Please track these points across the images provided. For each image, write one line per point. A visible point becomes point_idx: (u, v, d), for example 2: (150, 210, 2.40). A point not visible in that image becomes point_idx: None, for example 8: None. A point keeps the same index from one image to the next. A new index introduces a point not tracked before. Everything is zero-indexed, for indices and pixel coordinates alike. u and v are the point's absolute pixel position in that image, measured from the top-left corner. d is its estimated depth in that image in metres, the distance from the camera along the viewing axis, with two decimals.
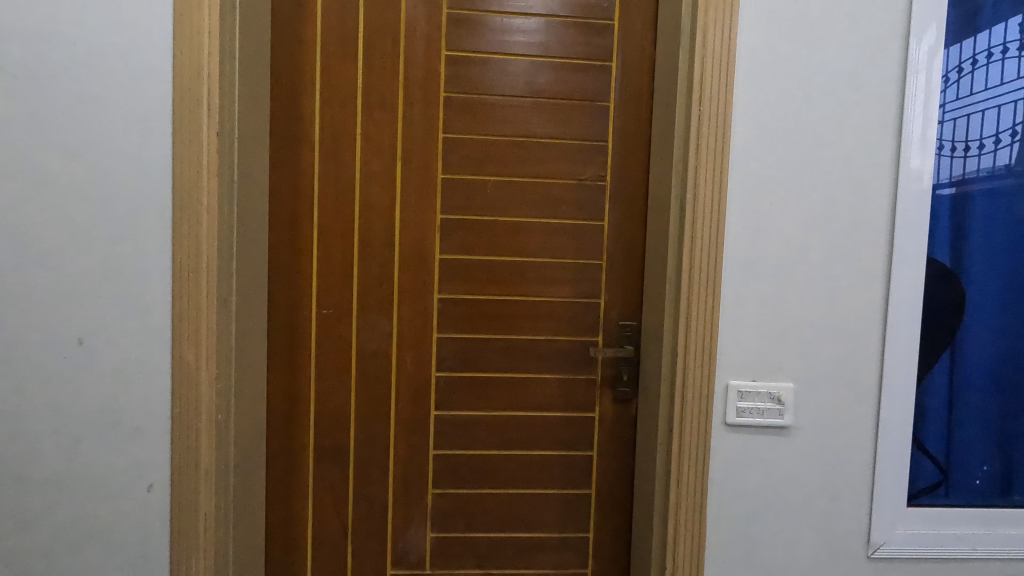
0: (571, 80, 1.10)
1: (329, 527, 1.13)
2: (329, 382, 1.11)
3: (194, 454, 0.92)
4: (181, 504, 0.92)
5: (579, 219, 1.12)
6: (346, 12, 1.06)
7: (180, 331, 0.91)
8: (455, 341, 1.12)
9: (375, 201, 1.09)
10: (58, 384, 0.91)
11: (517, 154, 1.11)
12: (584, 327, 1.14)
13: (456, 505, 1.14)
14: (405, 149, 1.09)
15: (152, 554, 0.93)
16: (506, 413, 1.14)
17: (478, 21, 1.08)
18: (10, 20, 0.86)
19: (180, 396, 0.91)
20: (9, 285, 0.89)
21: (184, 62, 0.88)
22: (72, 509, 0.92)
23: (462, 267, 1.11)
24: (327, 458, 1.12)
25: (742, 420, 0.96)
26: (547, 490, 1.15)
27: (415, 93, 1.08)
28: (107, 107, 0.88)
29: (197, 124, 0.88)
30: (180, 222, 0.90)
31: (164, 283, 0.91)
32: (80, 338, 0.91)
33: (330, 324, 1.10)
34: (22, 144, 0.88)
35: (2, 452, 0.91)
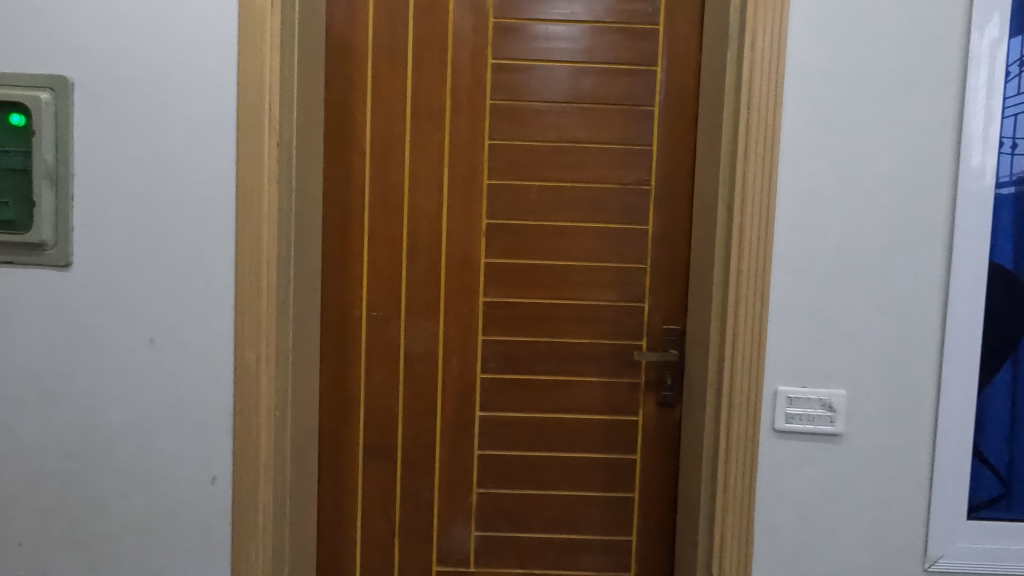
0: (615, 85, 1.11)
1: (377, 523, 1.16)
2: (377, 382, 1.14)
3: (254, 448, 0.97)
4: (242, 496, 0.97)
5: (622, 223, 1.13)
6: (396, 24, 1.10)
7: (242, 332, 0.95)
8: (500, 343, 1.14)
9: (422, 207, 1.12)
10: (131, 381, 0.97)
11: (560, 160, 1.12)
12: (628, 330, 1.14)
13: (500, 505, 1.16)
14: (452, 156, 1.11)
15: (215, 544, 0.99)
16: (549, 415, 1.15)
17: (523, 29, 1.10)
18: (91, 40, 0.93)
19: (241, 393, 0.96)
20: (87, 287, 0.96)
21: (246, 76, 0.93)
22: (142, 499, 0.98)
23: (506, 271, 1.13)
24: (375, 456, 1.15)
25: (791, 426, 0.94)
26: (589, 492, 1.16)
27: (461, 101, 1.11)
28: (176, 119, 0.94)
29: (258, 135, 0.93)
30: (243, 229, 0.94)
31: (228, 286, 0.96)
32: (151, 338, 0.97)
33: (379, 325, 1.14)
34: (99, 156, 0.94)
35: (82, 441, 0.98)
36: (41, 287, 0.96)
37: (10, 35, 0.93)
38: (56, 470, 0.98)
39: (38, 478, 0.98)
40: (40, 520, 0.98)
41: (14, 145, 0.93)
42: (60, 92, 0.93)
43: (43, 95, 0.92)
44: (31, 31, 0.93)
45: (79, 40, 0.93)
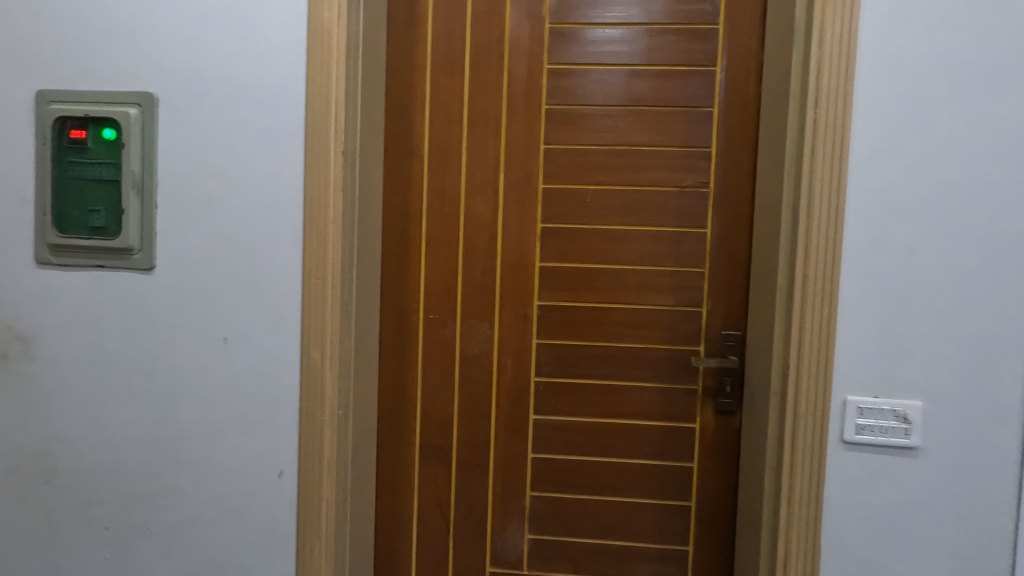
0: (673, 86, 1.10)
1: (433, 522, 1.18)
2: (433, 383, 1.17)
3: (319, 445, 1.00)
4: (307, 491, 1.01)
5: (679, 226, 1.11)
6: (454, 33, 1.12)
7: (308, 332, 1.00)
8: (554, 347, 1.14)
9: (478, 212, 1.14)
10: (206, 378, 1.03)
11: (615, 163, 1.11)
12: (685, 335, 1.12)
13: (554, 509, 1.16)
14: (508, 161, 1.13)
15: (282, 536, 1.03)
16: (604, 420, 1.14)
17: (579, 34, 1.11)
18: (174, 58, 0.99)
19: (307, 391, 1.00)
20: (169, 288, 1.02)
21: (314, 87, 0.97)
22: (215, 491, 1.04)
23: (561, 275, 1.13)
24: (431, 456, 1.17)
25: (861, 438, 0.90)
26: (645, 499, 1.14)
27: (517, 107, 1.12)
28: (250, 130, 0.99)
29: (325, 144, 0.97)
30: (310, 234, 0.98)
31: (295, 289, 1.00)
32: (224, 337, 1.02)
33: (435, 328, 1.16)
34: (180, 166, 1.01)
35: (162, 433, 1.04)
36: (127, 289, 1.03)
37: (103, 55, 1.01)
38: (138, 460, 1.05)
39: (122, 467, 1.05)
40: (124, 507, 1.05)
41: (106, 158, 1.01)
42: (146, 108, 1.00)
43: (131, 110, 1.00)
44: (122, 51, 1.00)
45: (163, 59, 1.00)
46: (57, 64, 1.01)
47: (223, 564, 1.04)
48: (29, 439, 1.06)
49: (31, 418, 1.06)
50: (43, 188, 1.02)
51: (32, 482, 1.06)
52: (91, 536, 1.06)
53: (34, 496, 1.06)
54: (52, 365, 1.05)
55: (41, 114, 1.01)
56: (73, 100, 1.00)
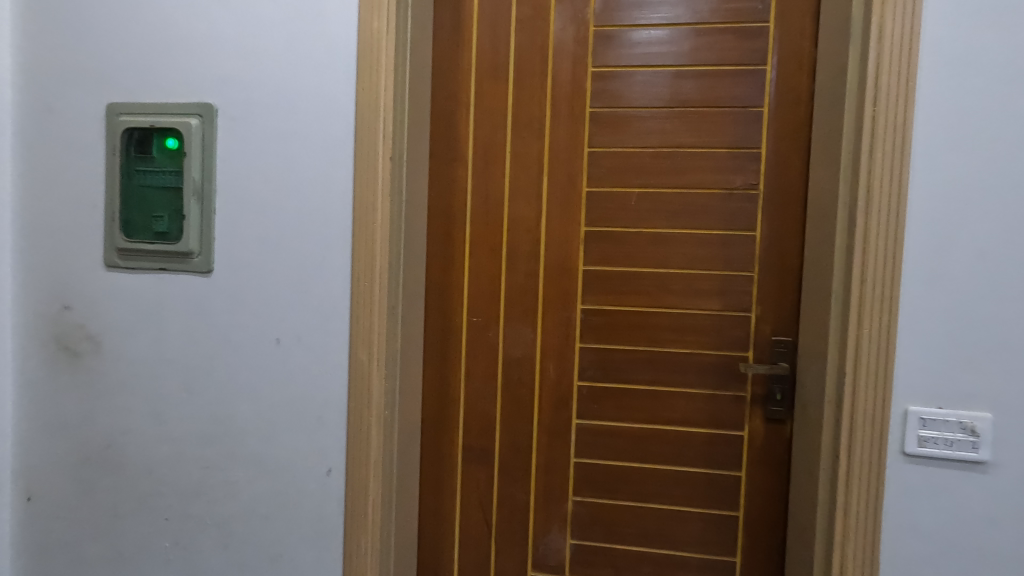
0: (721, 86, 1.08)
1: (475, 524, 1.19)
2: (476, 385, 1.17)
3: (366, 444, 1.03)
4: (354, 489, 1.03)
5: (727, 229, 1.09)
6: (498, 39, 1.13)
7: (357, 334, 1.02)
8: (598, 351, 1.13)
9: (522, 216, 1.14)
10: (259, 377, 1.06)
11: (661, 166, 1.10)
12: (733, 341, 1.10)
13: (597, 514, 1.15)
14: (552, 164, 1.13)
15: (329, 532, 1.06)
16: (648, 426, 1.13)
17: (623, 36, 1.10)
18: (233, 70, 1.04)
19: (355, 392, 1.02)
20: (225, 291, 1.07)
21: (363, 96, 1.00)
22: (267, 486, 1.07)
23: (604, 279, 1.13)
24: (473, 458, 1.18)
25: (924, 450, 0.86)
26: (690, 508, 1.12)
27: (561, 110, 1.12)
28: (302, 138, 1.03)
29: (373, 151, 1.00)
30: (359, 238, 1.01)
31: (344, 292, 1.03)
32: (277, 338, 1.05)
33: (479, 330, 1.17)
34: (237, 173, 1.05)
35: (218, 430, 1.08)
36: (188, 291, 1.08)
37: (168, 69, 1.06)
38: (196, 455, 1.09)
39: (181, 461, 1.10)
40: (182, 499, 1.10)
41: (170, 166, 1.06)
42: (206, 117, 1.04)
43: (193, 120, 1.04)
44: (185, 65, 1.05)
45: (223, 72, 1.04)
46: (126, 78, 1.07)
47: (274, 557, 1.08)
48: (97, 432, 1.12)
49: (100, 412, 1.12)
50: (112, 195, 1.08)
51: (100, 473, 1.12)
52: (152, 526, 1.11)
53: (101, 486, 1.12)
54: (119, 363, 1.11)
55: (111, 125, 1.07)
56: (140, 112, 1.06)
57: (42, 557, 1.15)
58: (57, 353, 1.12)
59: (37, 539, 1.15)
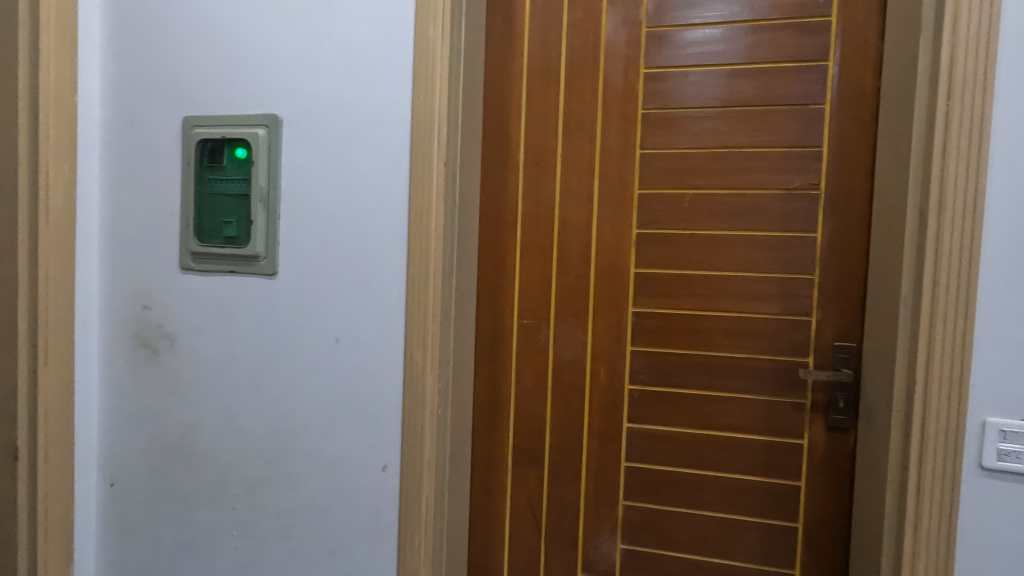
0: (779, 84, 1.05)
1: (524, 525, 1.19)
2: (527, 387, 1.18)
3: (420, 442, 1.06)
4: (409, 486, 1.07)
5: (786, 231, 1.05)
6: (550, 43, 1.14)
7: (412, 335, 1.05)
8: (650, 355, 1.12)
9: (573, 219, 1.14)
10: (319, 375, 1.11)
11: (716, 167, 1.08)
12: (792, 346, 1.06)
13: (648, 520, 1.13)
14: (603, 166, 1.12)
15: (385, 527, 1.09)
16: (702, 431, 1.11)
17: (676, 36, 1.09)
18: (297, 83, 1.09)
19: (409, 391, 1.06)
20: (289, 293, 1.12)
21: (418, 103, 1.03)
22: (326, 481, 1.12)
23: (656, 282, 1.11)
24: (523, 459, 1.19)
25: (1003, 465, 0.81)
26: (746, 517, 1.09)
27: (612, 112, 1.12)
28: (361, 146, 1.07)
29: (428, 159, 1.03)
30: (414, 242, 1.05)
31: (399, 294, 1.07)
32: (336, 338, 1.10)
33: (529, 332, 1.17)
34: (301, 181, 1.10)
35: (281, 425, 1.14)
36: (254, 293, 1.14)
37: (238, 84, 1.12)
38: (261, 449, 1.15)
39: (247, 454, 1.16)
40: (248, 490, 1.16)
41: (239, 174, 1.13)
42: (272, 128, 1.10)
43: (260, 131, 1.10)
44: (253, 79, 1.11)
45: (288, 85, 1.10)
46: (200, 93, 1.14)
47: (332, 550, 1.12)
48: (171, 425, 1.20)
49: (174, 406, 1.19)
50: (187, 202, 1.15)
51: (174, 463, 1.20)
52: (221, 514, 1.18)
53: (175, 475, 1.20)
54: (192, 360, 1.18)
55: (187, 137, 1.15)
56: (212, 124, 1.13)
57: (123, 540, 1.23)
58: (138, 349, 1.21)
59: (119, 523, 1.23)
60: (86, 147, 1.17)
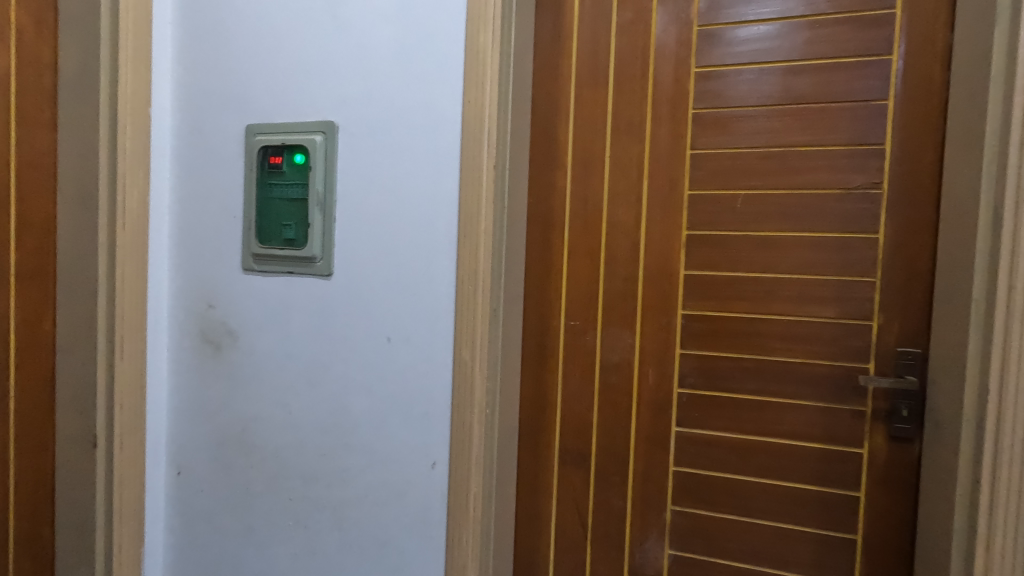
0: (838, 80, 1.01)
1: (570, 527, 1.19)
2: (573, 388, 1.18)
3: (468, 441, 1.08)
4: (457, 483, 1.09)
5: (845, 232, 1.02)
6: (599, 44, 1.14)
7: (461, 335, 1.08)
8: (700, 358, 1.10)
9: (621, 221, 1.14)
10: (372, 372, 1.15)
11: (770, 167, 1.05)
12: (851, 351, 1.02)
13: (697, 525, 1.11)
14: (652, 167, 1.11)
15: (434, 522, 1.12)
16: (754, 437, 1.08)
17: (728, 34, 1.07)
18: (353, 91, 1.13)
19: (459, 391, 1.08)
20: (343, 293, 1.16)
21: (469, 108, 1.05)
22: (378, 476, 1.15)
23: (707, 284, 1.09)
24: (570, 460, 1.19)
25: None
26: (801, 526, 1.06)
27: (662, 113, 1.10)
28: (413, 151, 1.10)
29: (478, 163, 1.05)
30: (463, 245, 1.07)
31: (449, 296, 1.09)
32: (388, 337, 1.13)
33: (577, 334, 1.17)
34: (355, 186, 1.14)
35: (336, 420, 1.18)
36: (311, 292, 1.18)
37: (297, 92, 1.17)
38: (315, 443, 1.20)
39: (303, 448, 1.21)
40: (304, 483, 1.21)
41: (297, 179, 1.17)
42: (329, 134, 1.14)
43: (317, 137, 1.15)
44: (312, 88, 1.16)
45: (344, 92, 1.14)
46: (262, 102, 1.20)
47: (383, 543, 1.15)
48: (234, 418, 1.26)
49: (236, 400, 1.25)
50: (250, 206, 1.21)
51: (236, 454, 1.26)
52: (278, 505, 1.23)
53: (236, 465, 1.26)
54: (253, 356, 1.24)
55: (249, 144, 1.20)
56: (273, 131, 1.19)
57: (188, 526, 1.30)
58: (203, 346, 1.28)
59: (185, 508, 1.31)
60: (158, 155, 1.25)
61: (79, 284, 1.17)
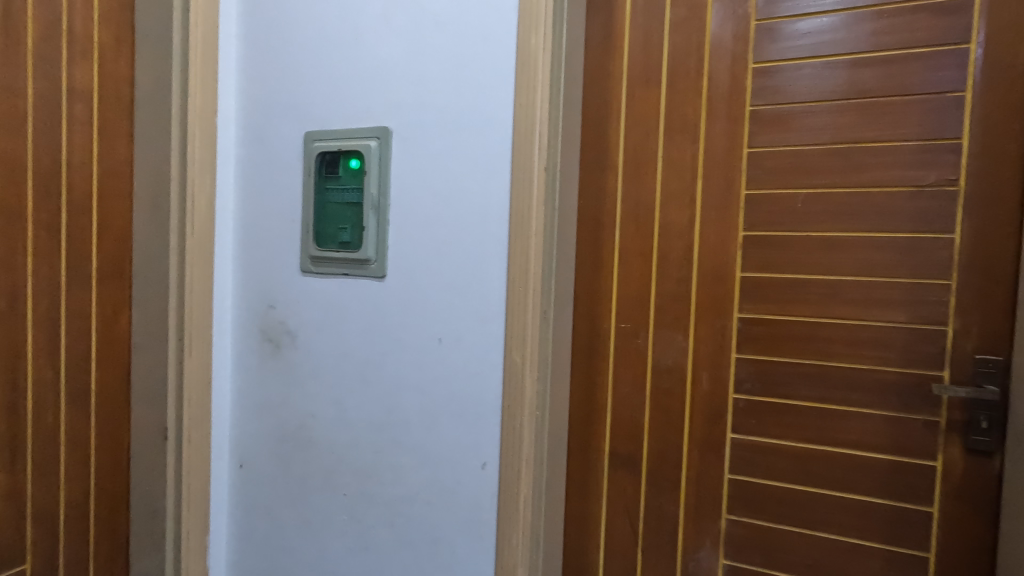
0: (909, 72, 0.96)
1: (621, 533, 1.17)
2: (624, 392, 1.16)
3: (518, 441, 1.09)
4: (508, 484, 1.10)
5: (916, 232, 0.96)
6: (652, 42, 1.12)
7: (512, 336, 1.09)
8: (757, 363, 1.07)
9: (674, 222, 1.11)
10: (424, 372, 1.17)
11: (834, 164, 1.01)
12: (922, 358, 0.97)
13: (754, 536, 1.08)
14: (708, 166, 1.09)
15: (484, 522, 1.13)
16: (815, 446, 1.04)
17: (788, 27, 1.03)
18: (407, 96, 1.16)
19: (509, 392, 1.09)
20: (396, 294, 1.19)
21: (520, 111, 1.06)
22: (429, 474, 1.17)
23: (765, 286, 1.06)
24: (620, 465, 1.17)
25: None
26: (866, 541, 1.01)
27: (718, 111, 1.08)
28: (465, 155, 1.11)
29: (529, 166, 1.06)
30: (514, 247, 1.08)
31: (500, 298, 1.10)
32: (439, 338, 1.15)
33: (628, 337, 1.16)
34: (408, 189, 1.16)
35: (389, 419, 1.20)
36: (365, 294, 1.22)
37: (353, 100, 1.21)
38: (369, 441, 1.23)
39: (357, 445, 1.24)
40: (358, 479, 1.24)
41: (353, 184, 1.21)
42: (383, 139, 1.17)
43: (372, 142, 1.18)
44: (368, 95, 1.19)
45: (397, 98, 1.16)
46: (319, 109, 1.24)
47: (434, 541, 1.17)
48: (292, 414, 1.30)
49: (294, 398, 1.30)
50: (308, 210, 1.26)
51: (294, 449, 1.31)
52: (334, 500, 1.27)
53: (294, 460, 1.31)
54: (310, 355, 1.28)
55: (308, 150, 1.25)
56: (330, 137, 1.22)
57: (249, 518, 1.36)
58: (264, 344, 1.33)
59: (246, 500, 1.36)
60: (223, 163, 1.31)
61: (153, 285, 1.24)
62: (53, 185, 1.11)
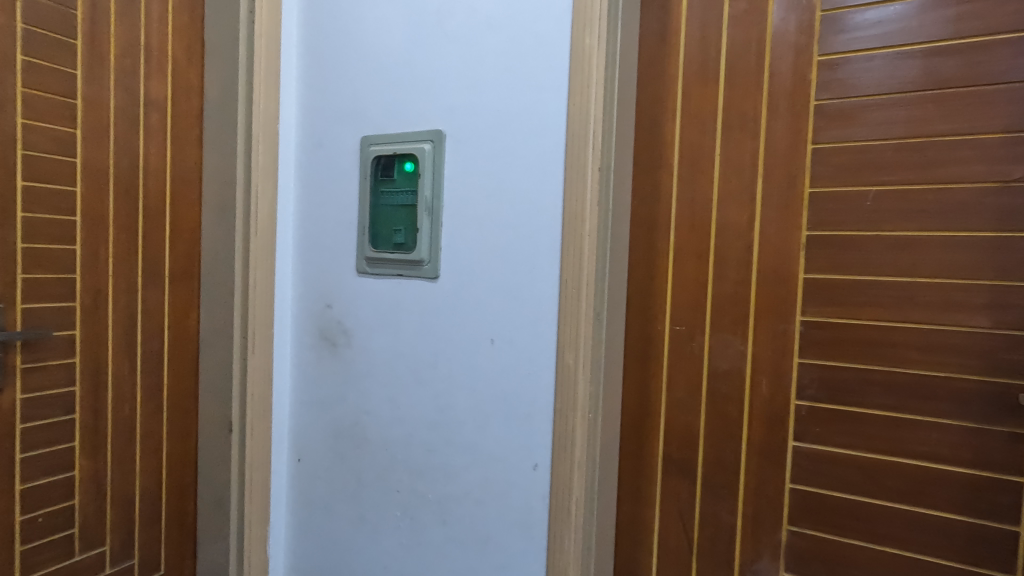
0: (993, 60, 0.90)
1: (674, 540, 1.14)
2: (678, 396, 1.13)
3: (570, 444, 1.08)
4: (559, 487, 1.10)
5: (1001, 231, 0.90)
6: (709, 37, 1.09)
7: (564, 338, 1.09)
8: (821, 369, 1.02)
9: (732, 222, 1.08)
10: (476, 373, 1.18)
11: (907, 160, 0.95)
12: (1007, 366, 0.90)
13: (817, 549, 1.03)
14: (768, 164, 1.05)
15: (535, 522, 1.13)
16: (885, 457, 0.98)
17: (857, 16, 0.98)
18: (460, 98, 1.17)
19: (561, 394, 1.09)
20: (449, 295, 1.20)
21: (574, 110, 1.06)
22: (481, 474, 1.18)
23: (830, 288, 1.01)
24: (674, 471, 1.14)
25: None
26: (943, 559, 0.95)
27: (779, 106, 1.04)
28: (518, 157, 1.12)
29: (583, 165, 1.06)
30: (568, 247, 1.07)
31: (552, 299, 1.10)
32: (491, 338, 1.16)
33: (683, 339, 1.13)
34: (462, 192, 1.18)
35: (442, 418, 1.22)
36: (419, 294, 1.24)
37: (407, 103, 1.23)
38: (423, 439, 1.25)
39: (410, 443, 1.26)
40: (411, 476, 1.26)
41: (407, 186, 1.23)
42: (436, 142, 1.19)
43: (426, 145, 1.20)
44: (422, 98, 1.21)
45: (451, 101, 1.18)
46: (375, 113, 1.27)
47: (485, 540, 1.18)
48: (348, 411, 1.34)
49: (350, 395, 1.33)
50: (364, 213, 1.29)
51: (349, 446, 1.34)
52: (388, 496, 1.29)
53: (350, 456, 1.34)
54: (366, 354, 1.31)
55: (364, 154, 1.28)
56: (386, 141, 1.25)
57: (307, 511, 1.40)
58: (321, 342, 1.37)
59: (303, 494, 1.41)
60: (284, 167, 1.36)
61: (220, 286, 1.30)
62: (131, 191, 1.18)
